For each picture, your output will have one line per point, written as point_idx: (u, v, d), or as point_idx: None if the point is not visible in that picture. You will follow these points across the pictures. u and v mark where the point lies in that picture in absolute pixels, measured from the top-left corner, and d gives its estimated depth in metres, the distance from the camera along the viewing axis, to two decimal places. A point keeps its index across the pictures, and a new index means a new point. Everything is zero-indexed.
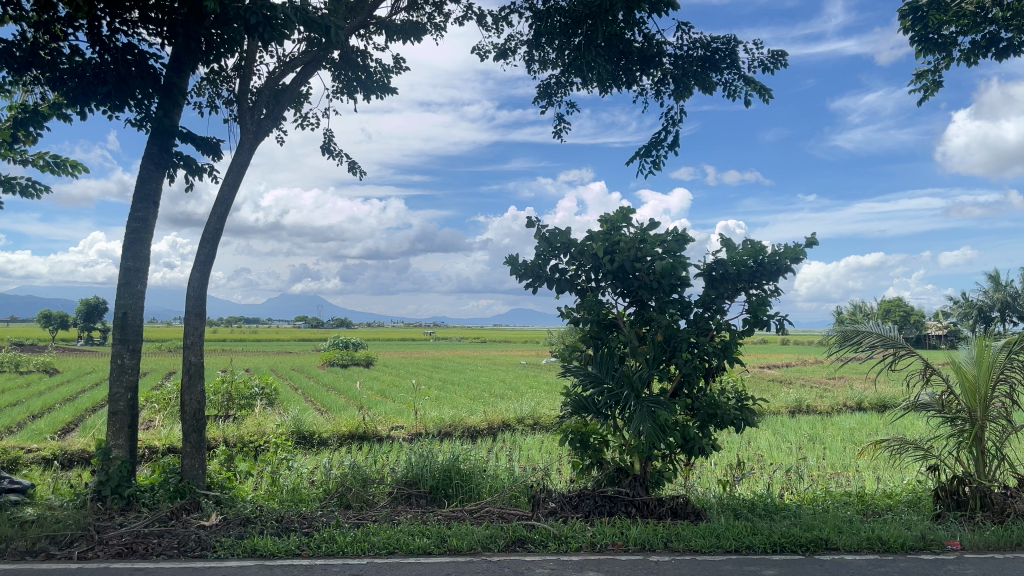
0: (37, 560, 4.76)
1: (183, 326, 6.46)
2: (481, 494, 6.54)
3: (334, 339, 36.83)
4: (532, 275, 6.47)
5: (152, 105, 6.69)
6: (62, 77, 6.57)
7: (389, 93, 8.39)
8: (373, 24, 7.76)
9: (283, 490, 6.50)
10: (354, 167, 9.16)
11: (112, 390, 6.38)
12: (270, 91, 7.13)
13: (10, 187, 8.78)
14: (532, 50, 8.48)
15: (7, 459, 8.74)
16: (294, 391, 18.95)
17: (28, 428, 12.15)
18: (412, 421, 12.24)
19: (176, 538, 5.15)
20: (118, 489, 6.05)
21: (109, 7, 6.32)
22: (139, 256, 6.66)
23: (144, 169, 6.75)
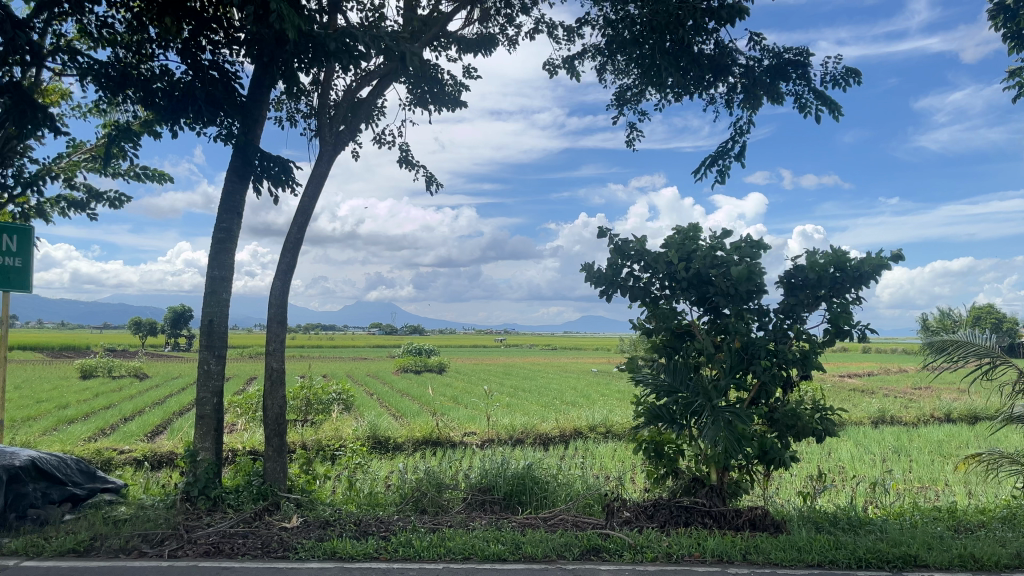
0: (130, 558, 4.97)
1: (265, 333, 6.64)
2: (554, 502, 6.51)
3: (407, 346, 37.33)
4: (605, 283, 6.44)
5: (236, 122, 6.93)
6: (152, 98, 6.83)
7: (460, 106, 8.52)
8: (446, 39, 7.86)
9: (360, 494, 6.61)
10: (432, 181, 9.24)
11: (199, 395, 6.63)
12: (348, 104, 7.30)
13: (107, 202, 9.28)
14: (604, 60, 8.46)
15: (101, 460, 9.15)
16: (371, 396, 19.32)
17: (121, 430, 12.67)
18: (484, 427, 12.31)
19: (260, 539, 5.32)
20: (205, 490, 6.27)
21: (199, 28, 6.67)
22: (224, 265, 6.88)
23: (228, 182, 7.00)
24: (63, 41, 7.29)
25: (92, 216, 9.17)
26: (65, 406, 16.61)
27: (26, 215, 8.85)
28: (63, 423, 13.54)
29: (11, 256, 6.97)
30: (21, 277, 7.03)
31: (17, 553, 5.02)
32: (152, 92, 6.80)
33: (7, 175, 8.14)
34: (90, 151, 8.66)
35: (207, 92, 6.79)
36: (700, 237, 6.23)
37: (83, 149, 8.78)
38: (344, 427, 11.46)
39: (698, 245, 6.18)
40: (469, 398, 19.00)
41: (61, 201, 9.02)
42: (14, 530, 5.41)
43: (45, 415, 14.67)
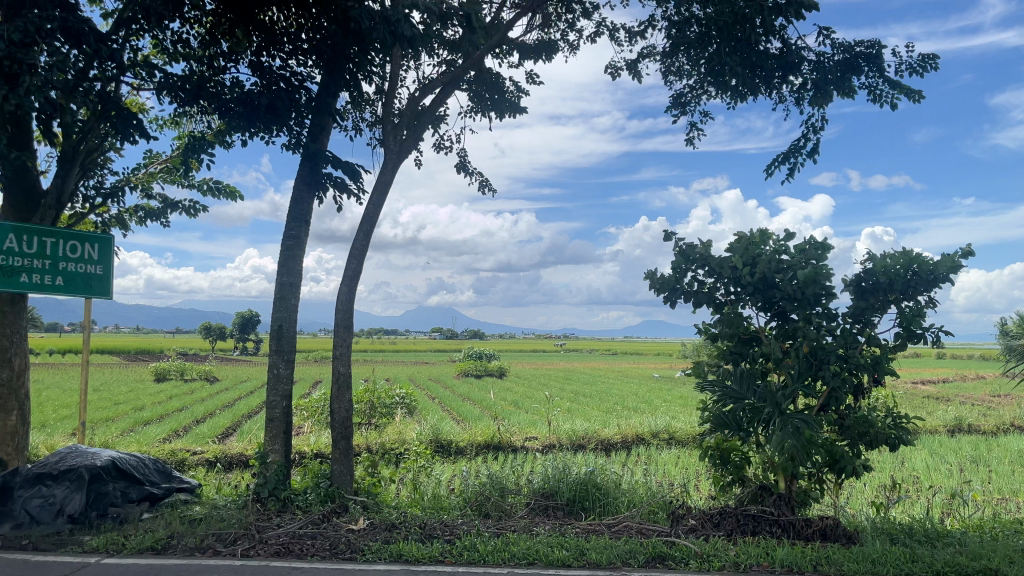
0: (205, 556, 5.13)
1: (333, 337, 6.76)
2: (618, 509, 6.47)
3: (467, 350, 37.60)
4: (668, 288, 6.39)
5: (303, 131, 7.11)
6: (225, 108, 7.09)
7: (520, 113, 8.50)
8: (508, 45, 7.90)
9: (425, 497, 6.68)
10: (486, 186, 9.23)
11: (269, 398, 6.80)
12: (412, 112, 7.39)
13: (182, 212, 9.60)
14: (667, 62, 8.39)
15: (176, 461, 9.46)
16: (433, 401, 19.51)
17: (193, 432, 13.09)
18: (545, 432, 12.29)
19: (327, 540, 5.43)
20: (275, 492, 6.42)
21: (267, 40, 6.91)
22: (292, 271, 7.03)
23: (297, 190, 7.16)
24: (141, 56, 7.59)
25: (168, 225, 9.49)
26: (141, 408, 17.23)
27: (107, 225, 9.20)
28: (140, 425, 14.04)
29: (93, 264, 7.27)
30: (103, 284, 7.36)
31: (100, 550, 5.22)
32: (225, 103, 7.04)
33: (89, 186, 8.50)
34: (166, 162, 8.98)
35: (275, 101, 6.98)
36: (766, 243, 6.11)
37: (159, 160, 9.10)
38: (407, 430, 11.59)
39: (764, 249, 6.08)
40: (530, 403, 19.02)
41: (139, 211, 9.36)
42: (97, 528, 5.64)
43: (123, 417, 15.28)
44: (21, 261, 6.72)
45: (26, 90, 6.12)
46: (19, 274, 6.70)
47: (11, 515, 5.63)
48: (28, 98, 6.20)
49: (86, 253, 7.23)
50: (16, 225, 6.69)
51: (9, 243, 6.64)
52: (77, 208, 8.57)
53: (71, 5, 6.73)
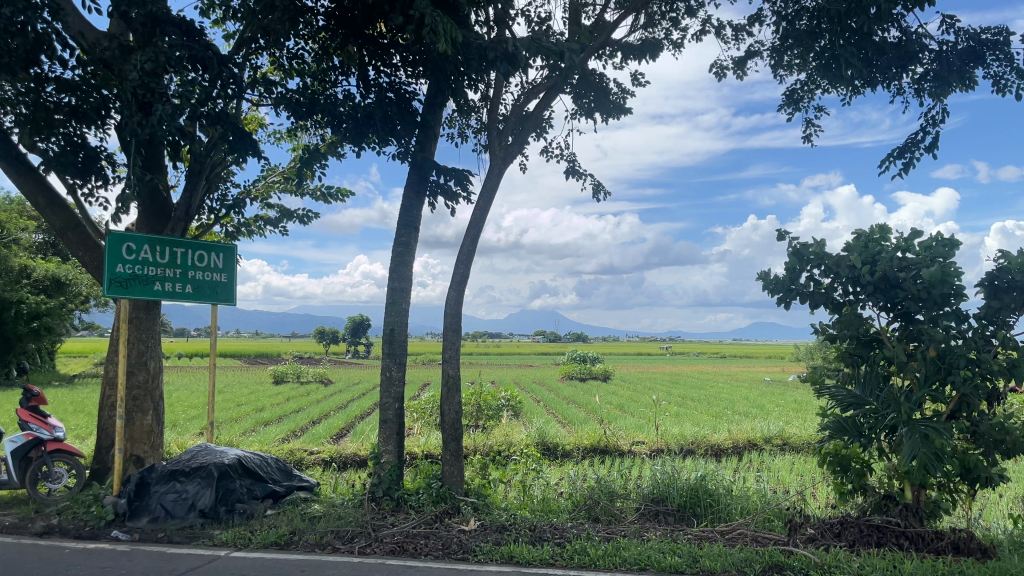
0: (325, 552, 5.33)
1: (442, 341, 6.87)
2: (731, 516, 6.29)
3: (571, 354, 37.54)
4: (783, 289, 6.19)
5: (411, 141, 7.30)
6: (338, 121, 7.36)
7: (626, 114, 8.40)
8: (611, 46, 7.84)
9: (534, 500, 6.70)
10: (599, 190, 9.06)
11: (383, 400, 6.98)
12: (516, 117, 7.44)
13: (297, 220, 10.00)
14: (777, 57, 8.14)
15: (295, 460, 9.84)
16: (537, 404, 19.57)
17: (309, 433, 13.61)
18: (653, 436, 12.12)
19: (440, 540, 5.53)
20: (389, 491, 6.58)
21: (373, 51, 7.19)
22: (403, 276, 7.19)
23: (406, 198, 7.31)
24: (258, 74, 7.97)
25: (285, 234, 9.90)
26: (261, 410, 18.06)
27: (230, 234, 9.69)
28: (260, 425, 14.71)
29: (218, 273, 7.66)
30: (227, 291, 7.72)
31: (228, 544, 5.51)
32: (339, 116, 7.32)
33: (214, 198, 8.98)
34: (283, 173, 9.38)
35: (384, 112, 7.19)
36: (887, 239, 5.85)
37: (277, 172, 9.52)
38: (514, 433, 11.66)
39: (884, 246, 5.81)
40: (637, 407, 18.83)
41: (259, 221, 9.82)
42: (225, 523, 5.95)
43: (245, 416, 16.11)
44: (154, 271, 7.16)
45: (157, 116, 6.52)
46: (153, 283, 7.15)
47: (148, 509, 6.00)
48: (160, 124, 6.61)
49: (212, 261, 7.61)
50: (150, 237, 7.10)
51: (143, 254, 7.07)
52: (204, 219, 9.06)
53: (196, 31, 7.12)
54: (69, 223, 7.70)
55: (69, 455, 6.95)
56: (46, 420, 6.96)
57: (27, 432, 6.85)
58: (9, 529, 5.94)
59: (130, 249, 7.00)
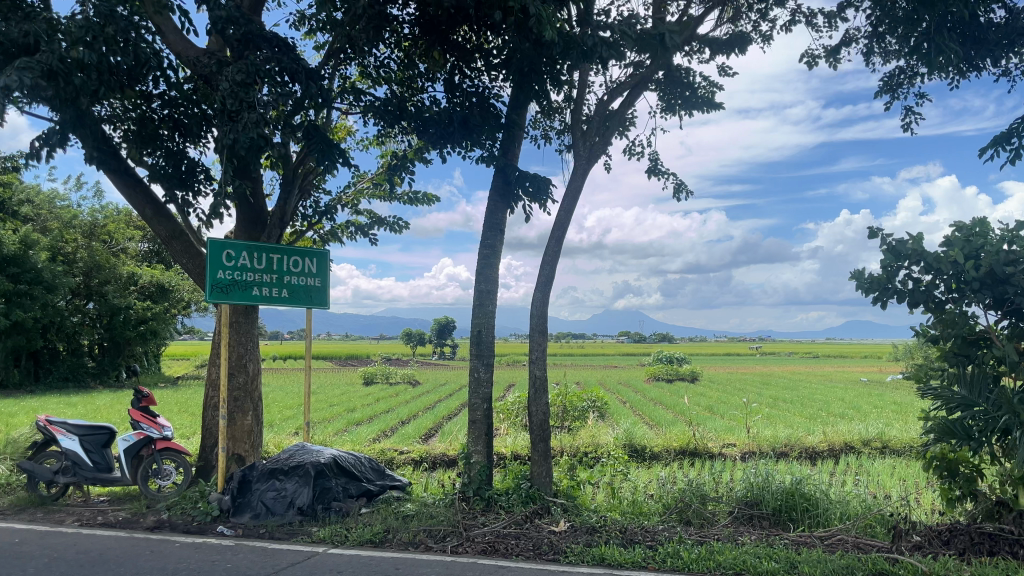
0: (419, 550, 5.43)
1: (529, 342, 6.88)
2: (830, 521, 6.10)
3: (656, 354, 37.03)
4: (879, 288, 5.94)
5: (496, 144, 7.34)
6: (424, 126, 7.52)
7: (715, 109, 8.24)
8: (697, 41, 7.71)
9: (624, 502, 6.63)
10: (684, 188, 8.77)
11: (471, 401, 7.05)
12: (600, 117, 7.40)
13: (387, 225, 10.21)
14: (872, 44, 7.84)
15: (386, 460, 10.04)
16: (623, 405, 19.42)
17: (399, 432, 13.87)
18: (744, 438, 11.83)
19: (531, 541, 5.56)
20: (479, 491, 6.65)
21: (457, 55, 7.30)
22: (489, 278, 7.23)
23: (491, 201, 7.36)
24: (347, 83, 8.20)
25: (375, 239, 10.12)
26: (353, 410, 18.55)
27: (322, 241, 9.99)
28: (352, 425, 15.07)
29: (312, 277, 7.90)
30: (321, 295, 7.96)
31: (326, 541, 5.68)
32: (424, 122, 7.50)
33: (307, 206, 9.28)
34: (372, 180, 9.59)
35: (467, 116, 7.28)
36: (990, 232, 5.55)
37: (366, 178, 9.75)
38: (601, 434, 11.59)
39: (988, 240, 5.50)
40: (727, 408, 18.41)
41: (350, 227, 10.08)
42: (323, 521, 6.13)
43: (338, 416, 16.57)
44: (252, 277, 7.43)
45: (245, 126, 6.76)
46: (252, 288, 7.43)
47: (250, 505, 6.25)
48: (245, 131, 6.78)
49: (307, 266, 7.85)
50: (248, 244, 7.38)
51: (242, 261, 7.36)
52: (297, 225, 9.38)
53: (287, 45, 7.36)
54: (174, 232, 8.08)
55: (176, 453, 7.29)
56: (155, 419, 7.32)
57: (138, 431, 7.21)
58: (124, 523, 6.29)
59: (230, 256, 7.30)
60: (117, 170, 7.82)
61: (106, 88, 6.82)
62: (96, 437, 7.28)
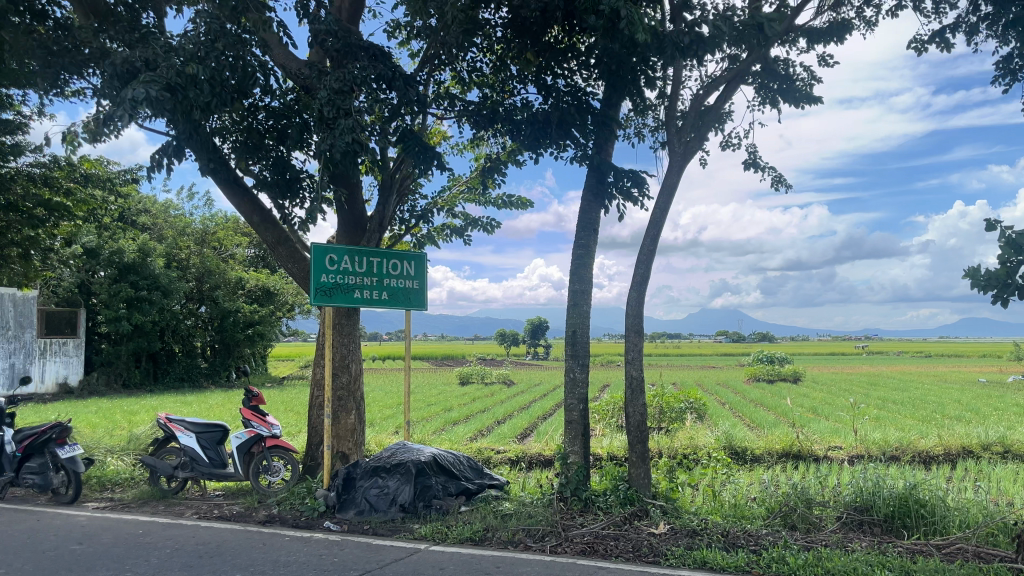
0: (518, 549, 5.48)
1: (624, 342, 6.82)
2: (948, 529, 5.79)
3: (756, 354, 36.02)
4: (998, 285, 5.53)
5: (589, 143, 7.29)
6: (517, 127, 7.61)
7: (814, 101, 7.94)
8: (795, 31, 7.46)
9: (726, 505, 6.49)
10: (784, 182, 8.42)
11: (567, 402, 7.04)
12: (696, 112, 7.25)
13: (482, 227, 10.32)
14: (988, 26, 7.39)
15: (483, 459, 10.14)
16: (722, 406, 18.99)
17: (495, 432, 13.99)
18: (852, 441, 11.36)
19: (630, 542, 5.52)
20: (577, 491, 6.64)
21: (549, 55, 7.32)
22: (584, 279, 7.19)
23: (584, 201, 7.31)
24: (441, 89, 8.34)
25: (470, 241, 10.24)
26: (450, 410, 18.83)
27: (419, 244, 10.19)
28: (449, 425, 15.31)
29: (410, 279, 8.07)
30: (419, 296, 8.13)
31: (428, 538, 5.79)
32: (518, 124, 7.59)
33: (405, 210, 9.50)
34: (466, 183, 9.71)
35: (560, 115, 7.28)
36: None
37: (461, 182, 9.88)
38: (700, 436, 11.37)
39: None
40: (832, 409, 17.77)
41: (445, 229, 10.23)
42: (424, 518, 6.26)
43: (436, 416, 16.86)
44: (354, 280, 7.65)
45: (341, 131, 6.96)
46: (353, 291, 7.64)
47: (354, 502, 6.44)
48: (342, 137, 6.97)
49: (405, 269, 8.02)
50: (349, 248, 7.61)
51: (344, 265, 7.58)
52: (395, 230, 9.61)
53: (384, 53, 7.54)
54: (279, 239, 8.43)
55: (284, 451, 7.57)
56: (265, 419, 7.64)
57: (249, 429, 7.53)
58: (238, 517, 6.59)
59: (332, 260, 7.54)
60: (227, 181, 8.22)
61: (217, 101, 7.13)
62: (211, 435, 7.64)
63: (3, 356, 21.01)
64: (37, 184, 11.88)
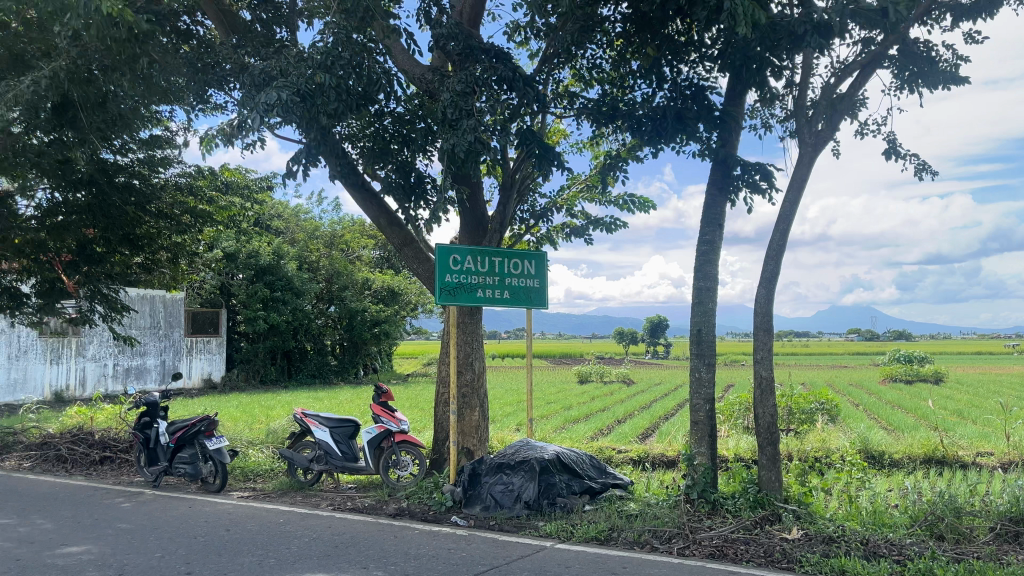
0: (645, 550, 5.42)
1: (752, 342, 6.60)
2: None
3: (892, 353, 34.07)
4: None
5: (712, 136, 7.09)
6: (638, 122, 7.52)
7: (959, 82, 7.42)
8: (936, 8, 7.00)
9: (863, 511, 6.18)
10: (927, 170, 7.88)
11: (693, 402, 6.89)
12: (828, 100, 6.95)
13: (604, 226, 10.25)
14: None
15: (605, 459, 10.08)
16: (856, 408, 18.08)
17: (616, 431, 13.89)
18: (1004, 447, 10.56)
19: (762, 547, 5.34)
20: (704, 494, 6.51)
21: (668, 48, 7.21)
22: (709, 276, 7.01)
23: (709, 195, 7.12)
24: (560, 87, 8.36)
25: (591, 240, 10.21)
26: (570, 408, 18.84)
27: (539, 243, 10.24)
28: (569, 423, 15.30)
29: (531, 279, 8.12)
30: (540, 295, 8.17)
31: (553, 536, 5.82)
32: (638, 119, 7.51)
33: (524, 209, 9.59)
34: (586, 181, 9.68)
35: (680, 109, 7.14)
36: None
37: (580, 181, 9.86)
38: (832, 438, 10.87)
39: None
40: (980, 412, 16.58)
41: (565, 229, 10.24)
42: (548, 516, 6.30)
43: (555, 415, 16.89)
44: (476, 279, 7.78)
45: (463, 131, 7.08)
46: (476, 290, 7.77)
47: (480, 498, 6.56)
48: (467, 136, 7.08)
49: (526, 268, 8.09)
50: (472, 248, 7.74)
51: (467, 264, 7.72)
52: (515, 229, 9.71)
53: (504, 54, 7.63)
54: (405, 239, 8.68)
55: (412, 446, 7.76)
56: (394, 414, 7.86)
57: (379, 424, 7.79)
58: (370, 509, 6.84)
59: (456, 260, 7.69)
60: (356, 185, 8.54)
61: (347, 107, 7.38)
62: (344, 429, 7.95)
63: (154, 353, 22.68)
64: (184, 193, 12.73)
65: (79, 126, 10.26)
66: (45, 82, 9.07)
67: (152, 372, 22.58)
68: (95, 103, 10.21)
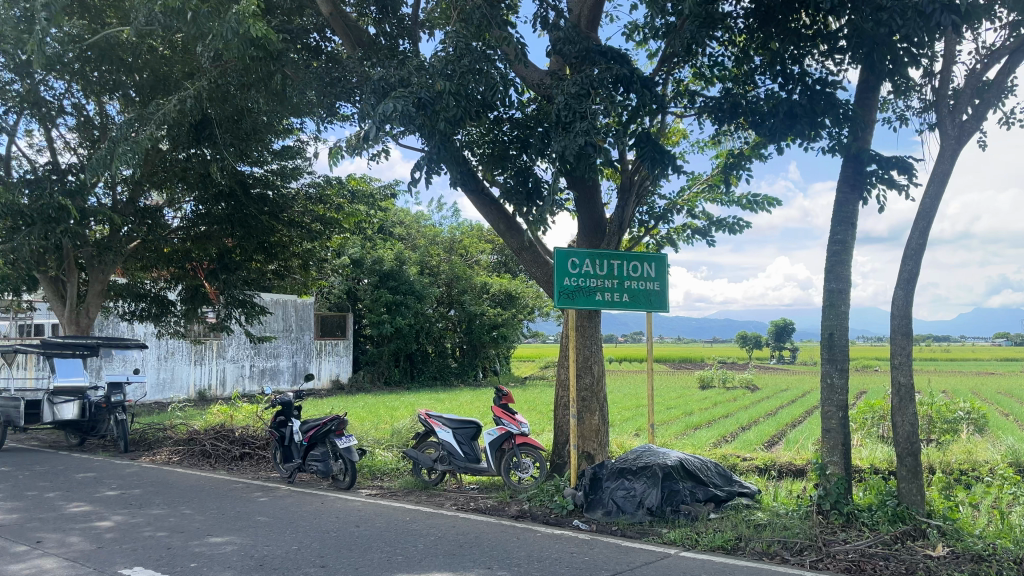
0: (774, 562, 5.23)
1: (890, 346, 6.25)
2: None
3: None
4: None
5: (842, 132, 6.76)
6: (762, 118, 7.28)
7: None
8: None
9: (1017, 529, 5.73)
10: None
11: (825, 408, 6.60)
12: (973, 89, 6.50)
13: (726, 227, 9.98)
14: None
15: (729, 466, 9.80)
16: (1009, 418, 16.74)
17: (741, 438, 13.47)
18: None
19: (903, 564, 5.05)
20: (838, 505, 6.22)
21: (794, 42, 6.96)
22: (842, 278, 6.66)
23: (839, 193, 6.79)
24: (680, 86, 8.22)
25: (713, 241, 9.95)
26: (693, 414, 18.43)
27: (659, 245, 10.08)
28: (691, 429, 14.96)
29: (651, 282, 8.00)
30: (661, 298, 8.03)
31: (677, 543, 5.71)
32: (763, 116, 7.27)
33: (643, 211, 9.46)
34: (708, 181, 9.43)
35: (805, 104, 6.88)
36: None
37: (701, 181, 9.63)
38: (981, 450, 10.12)
39: None
40: None
41: (686, 230, 10.02)
42: (671, 524, 6.19)
43: (677, 420, 16.56)
44: (595, 282, 7.74)
45: (576, 134, 7.07)
46: (595, 293, 7.73)
47: (602, 503, 6.52)
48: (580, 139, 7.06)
49: (646, 271, 7.98)
50: (591, 251, 7.71)
51: (586, 267, 7.69)
52: (634, 231, 9.60)
53: (621, 56, 7.57)
54: (524, 243, 8.75)
55: (533, 448, 7.80)
56: (514, 416, 7.88)
57: (501, 425, 7.88)
58: (493, 510, 6.93)
59: (575, 263, 7.67)
60: (475, 191, 8.69)
61: (465, 114, 7.52)
62: (466, 431, 8.08)
63: (287, 355, 23.89)
64: (314, 202, 13.32)
65: (221, 142, 11.00)
66: (190, 101, 9.80)
67: (285, 373, 23.74)
68: (233, 119, 10.91)
